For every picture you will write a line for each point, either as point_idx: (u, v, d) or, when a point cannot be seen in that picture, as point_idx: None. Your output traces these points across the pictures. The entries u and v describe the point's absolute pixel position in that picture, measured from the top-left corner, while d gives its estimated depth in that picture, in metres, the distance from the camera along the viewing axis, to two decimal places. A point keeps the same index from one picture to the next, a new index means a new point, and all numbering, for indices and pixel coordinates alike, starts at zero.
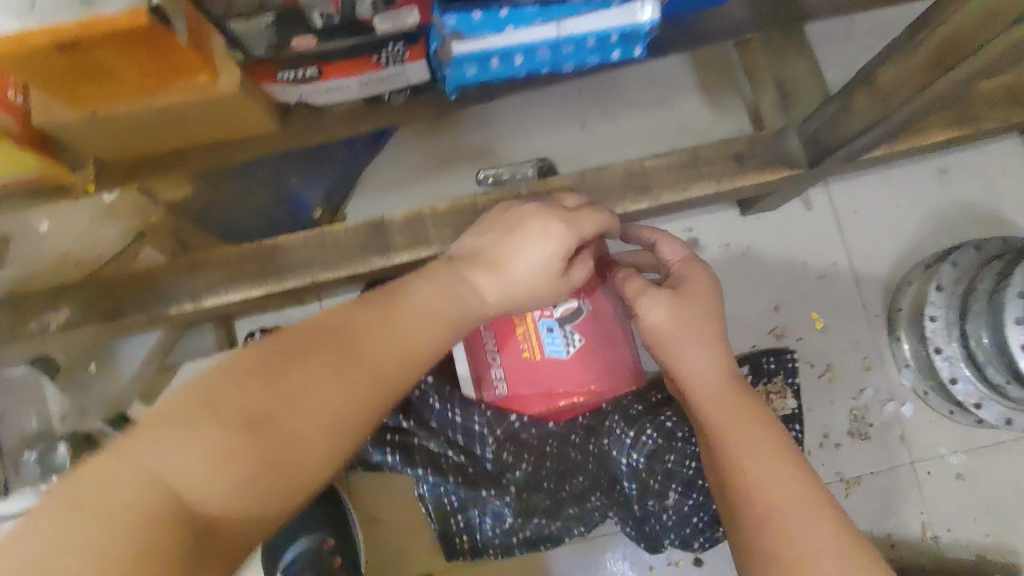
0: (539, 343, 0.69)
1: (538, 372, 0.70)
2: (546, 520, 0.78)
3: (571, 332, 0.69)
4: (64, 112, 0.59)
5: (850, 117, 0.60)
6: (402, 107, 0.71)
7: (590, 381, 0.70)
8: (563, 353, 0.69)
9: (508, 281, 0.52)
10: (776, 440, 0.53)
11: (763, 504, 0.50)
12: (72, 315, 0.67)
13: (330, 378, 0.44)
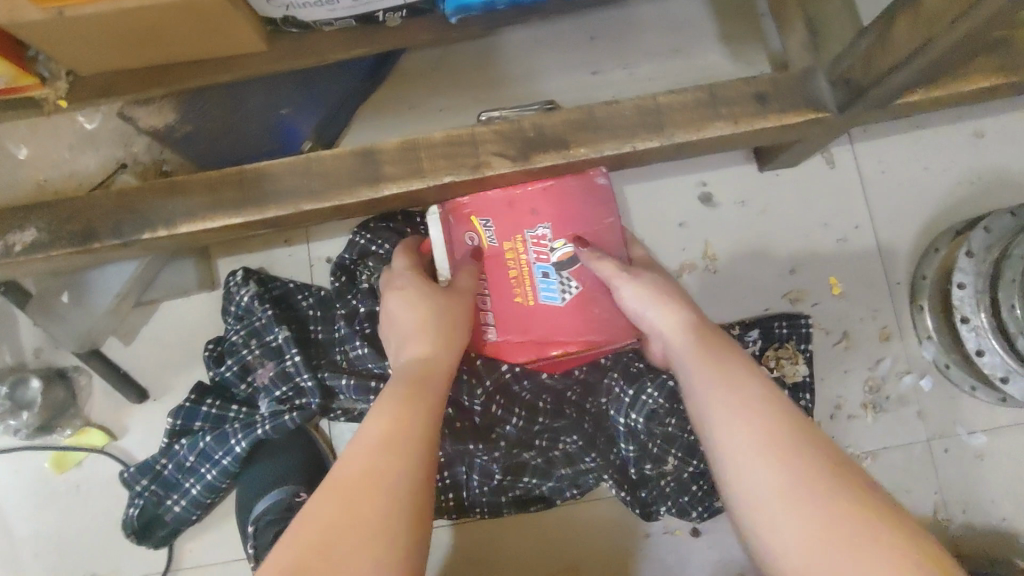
0: (534, 286, 0.65)
1: (533, 318, 0.65)
2: (537, 480, 0.75)
3: (567, 278, 0.65)
4: (28, 13, 0.53)
5: (889, 48, 0.54)
6: (399, 29, 0.66)
7: (588, 331, 0.65)
8: (558, 300, 0.65)
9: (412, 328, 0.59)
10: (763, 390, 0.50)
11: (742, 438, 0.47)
12: (39, 238, 0.61)
13: (353, 498, 0.44)
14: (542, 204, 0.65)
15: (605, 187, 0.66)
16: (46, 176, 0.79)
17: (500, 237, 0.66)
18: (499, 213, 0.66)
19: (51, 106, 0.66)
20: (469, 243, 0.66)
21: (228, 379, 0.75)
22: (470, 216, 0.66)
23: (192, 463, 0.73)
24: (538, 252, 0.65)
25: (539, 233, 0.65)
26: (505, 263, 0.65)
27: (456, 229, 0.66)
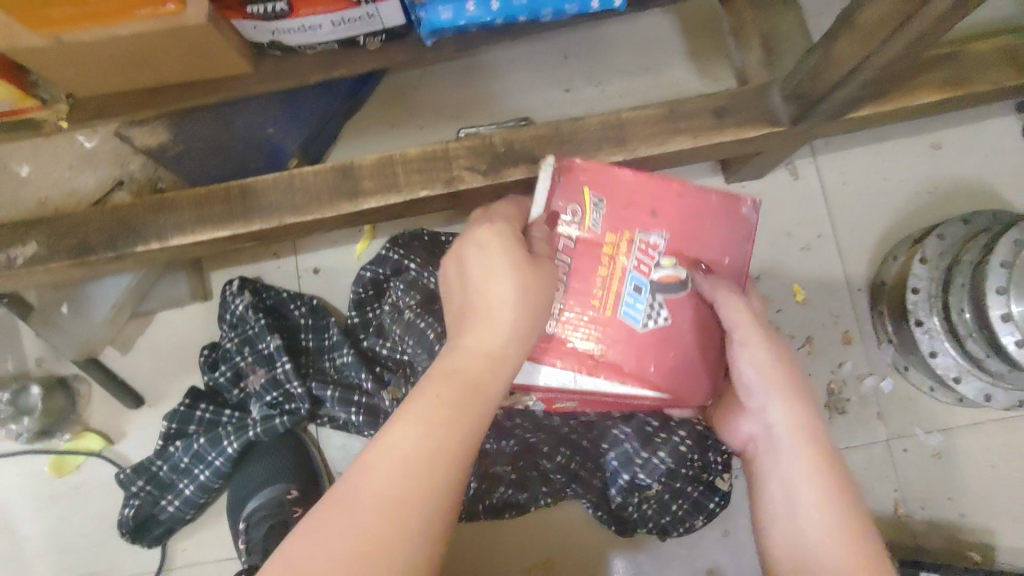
0: (616, 296, 0.52)
1: (604, 335, 0.52)
2: (513, 488, 0.78)
3: (660, 304, 0.53)
4: (26, 40, 0.57)
5: (832, 65, 0.58)
6: (377, 51, 0.70)
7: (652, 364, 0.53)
8: (639, 324, 0.52)
9: (484, 308, 0.46)
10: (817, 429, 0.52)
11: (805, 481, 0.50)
12: (40, 251, 0.65)
13: (377, 499, 0.39)
14: (671, 208, 0.54)
15: (750, 218, 0.55)
16: (48, 194, 0.83)
17: (604, 225, 0.53)
18: (615, 195, 0.53)
19: (51, 129, 0.69)
20: (568, 214, 0.52)
21: (221, 385, 0.78)
22: (580, 186, 0.53)
23: (185, 466, 0.76)
24: (643, 260, 0.53)
25: (650, 239, 0.53)
26: (595, 258, 0.52)
27: (558, 196, 0.53)
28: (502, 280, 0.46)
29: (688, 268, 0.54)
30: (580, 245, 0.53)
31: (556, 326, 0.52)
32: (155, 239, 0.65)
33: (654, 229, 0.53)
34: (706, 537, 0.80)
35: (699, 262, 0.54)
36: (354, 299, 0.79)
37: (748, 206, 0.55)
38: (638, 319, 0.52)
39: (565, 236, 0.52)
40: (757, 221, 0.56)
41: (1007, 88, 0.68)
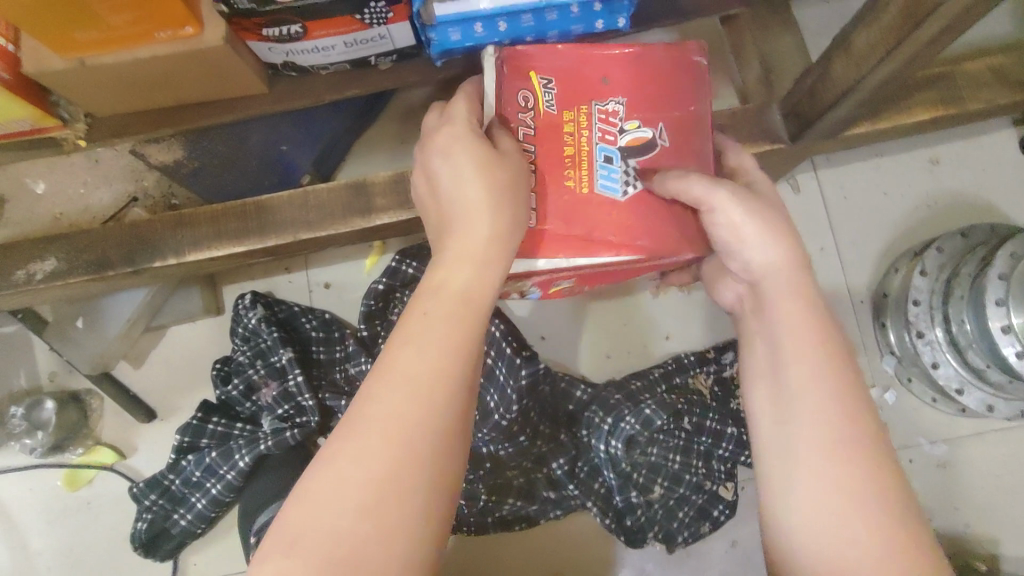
0: (589, 174, 0.47)
1: (585, 214, 0.47)
2: (522, 501, 0.78)
3: (635, 170, 0.48)
4: (52, 61, 0.60)
5: (831, 83, 0.59)
6: (389, 72, 0.72)
7: (645, 237, 0.47)
8: (618, 195, 0.47)
9: (459, 199, 0.44)
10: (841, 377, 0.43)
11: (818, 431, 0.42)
12: (59, 266, 0.66)
13: (390, 401, 0.38)
14: (620, 73, 0.49)
15: (701, 67, 0.51)
16: (62, 210, 0.84)
17: (558, 107, 0.48)
18: (562, 74, 0.48)
19: (71, 146, 0.71)
20: (523, 101, 0.47)
21: (233, 398, 0.79)
22: (527, 71, 0.47)
23: (197, 479, 0.76)
24: (605, 128, 0.48)
25: (609, 108, 0.48)
26: (559, 137, 0.47)
27: (506, 85, 0.47)
28: (472, 179, 0.44)
29: (654, 128, 0.49)
30: (539, 128, 0.47)
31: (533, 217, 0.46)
32: (173, 255, 0.66)
33: (609, 94, 0.49)
34: (713, 549, 0.81)
35: (660, 121, 0.49)
36: (365, 312, 0.80)
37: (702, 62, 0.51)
38: (617, 189, 0.47)
39: (522, 124, 0.47)
40: (711, 75, 0.52)
41: (1000, 105, 0.70)
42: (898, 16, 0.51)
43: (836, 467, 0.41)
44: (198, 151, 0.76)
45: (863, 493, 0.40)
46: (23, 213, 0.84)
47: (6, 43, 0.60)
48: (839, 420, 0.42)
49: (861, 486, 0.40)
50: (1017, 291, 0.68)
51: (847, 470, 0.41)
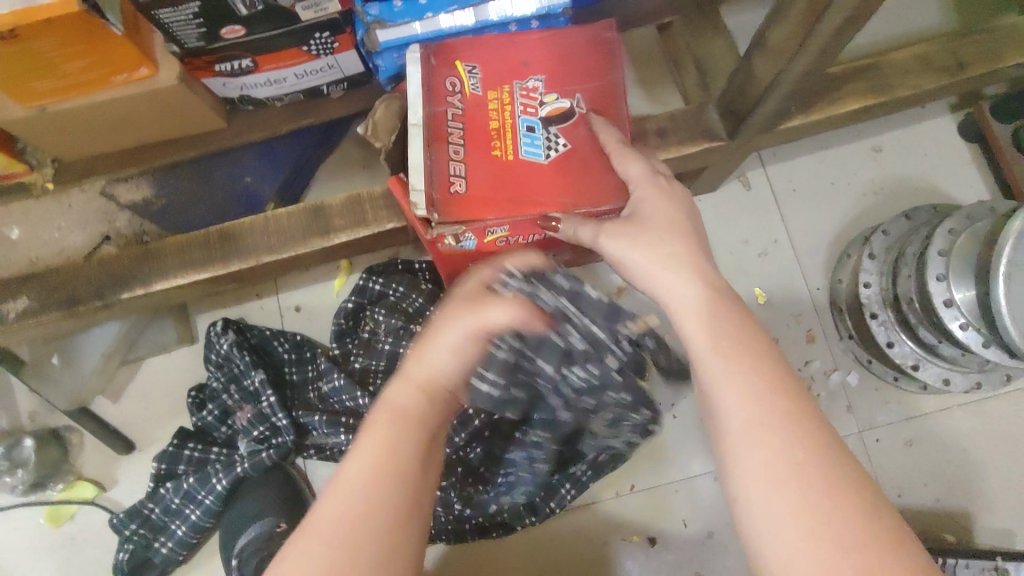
0: (513, 138, 0.58)
1: (514, 177, 0.57)
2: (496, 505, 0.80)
3: (556, 134, 0.59)
4: (16, 111, 0.63)
5: (755, 80, 0.62)
6: (341, 98, 0.75)
7: (563, 194, 0.57)
8: (542, 156, 0.58)
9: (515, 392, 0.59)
10: (753, 343, 0.46)
11: (731, 390, 0.44)
12: (31, 304, 0.69)
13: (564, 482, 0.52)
14: (538, 58, 0.60)
15: (612, 40, 0.61)
16: (38, 253, 0.87)
17: (484, 86, 0.59)
18: (486, 60, 0.60)
19: (38, 189, 0.73)
20: (450, 86, 0.58)
21: (209, 423, 0.81)
22: (454, 61, 0.59)
23: (177, 505, 0.77)
24: (528, 98, 0.59)
25: (531, 84, 0.60)
26: (486, 113, 0.58)
27: (437, 72, 0.59)
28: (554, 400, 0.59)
29: (572, 98, 0.60)
30: (467, 103, 0.58)
31: (463, 184, 0.56)
32: (138, 285, 0.69)
33: (530, 76, 0.60)
34: (691, 541, 0.82)
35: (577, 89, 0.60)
36: (335, 330, 0.82)
37: (612, 37, 0.62)
38: (542, 155, 0.58)
39: (451, 104, 0.58)
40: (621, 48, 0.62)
41: (927, 91, 0.74)
42: (802, 12, 0.54)
43: (748, 410, 0.43)
44: (166, 189, 0.84)
45: (792, 460, 0.40)
46: None
47: None
48: (761, 392, 0.43)
49: (793, 448, 0.41)
50: (957, 267, 0.71)
51: (775, 441, 0.41)
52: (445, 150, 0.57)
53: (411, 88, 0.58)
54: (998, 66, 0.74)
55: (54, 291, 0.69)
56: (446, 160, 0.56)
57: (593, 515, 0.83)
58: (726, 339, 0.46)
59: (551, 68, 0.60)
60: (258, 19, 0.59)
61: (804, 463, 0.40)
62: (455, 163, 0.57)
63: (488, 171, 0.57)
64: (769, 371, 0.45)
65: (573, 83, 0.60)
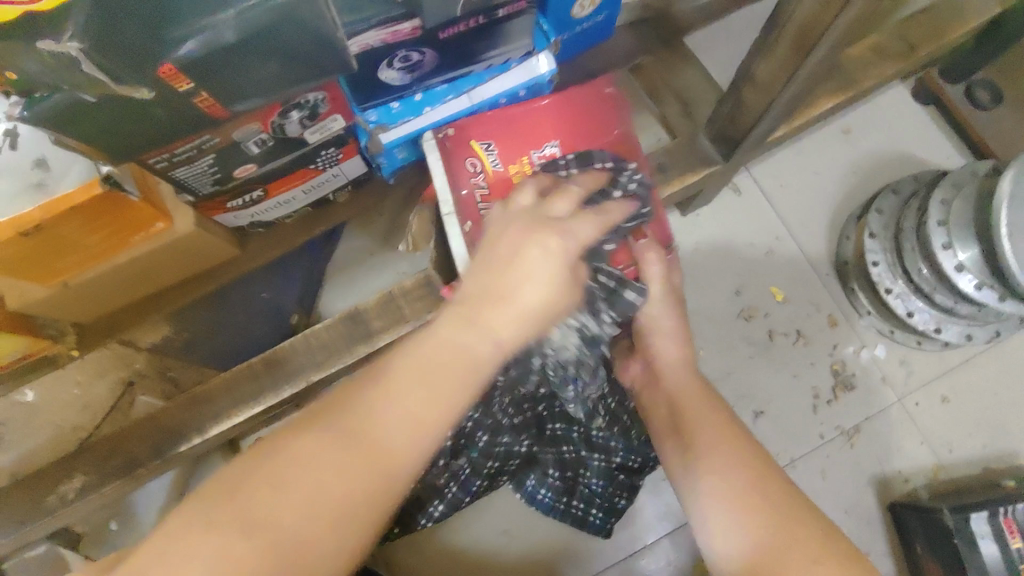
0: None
1: None
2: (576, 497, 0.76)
3: None
4: (37, 290, 0.61)
5: (746, 110, 0.66)
6: (348, 201, 0.76)
7: None
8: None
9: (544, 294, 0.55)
10: (726, 420, 0.55)
11: (714, 454, 0.52)
12: (86, 480, 0.66)
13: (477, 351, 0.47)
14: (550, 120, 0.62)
15: (614, 94, 0.63)
16: (61, 417, 0.82)
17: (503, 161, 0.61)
18: (501, 136, 0.61)
19: (64, 359, 0.71)
20: (472, 169, 0.60)
21: None
22: (468, 141, 0.61)
23: None
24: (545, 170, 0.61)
25: (548, 150, 0.61)
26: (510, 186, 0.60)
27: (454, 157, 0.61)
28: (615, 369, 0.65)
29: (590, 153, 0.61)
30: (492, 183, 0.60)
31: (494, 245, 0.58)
32: (195, 431, 0.67)
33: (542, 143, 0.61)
34: None
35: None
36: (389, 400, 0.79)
37: (626, 115, 0.63)
38: None
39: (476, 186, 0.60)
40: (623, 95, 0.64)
41: (889, 76, 0.78)
42: (787, 47, 0.57)
43: (730, 451, 0.52)
44: None
45: (760, 492, 0.48)
46: (21, 433, 0.82)
47: None
48: (723, 436, 0.53)
49: (766, 491, 0.48)
50: (957, 232, 0.76)
51: (740, 485, 0.49)
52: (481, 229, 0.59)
53: (435, 177, 0.61)
54: (942, 41, 0.79)
55: (108, 459, 0.67)
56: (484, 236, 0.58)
57: (680, 538, 0.83)
58: (701, 392, 0.58)
59: (563, 132, 0.62)
60: (269, 152, 0.60)
61: (761, 492, 0.48)
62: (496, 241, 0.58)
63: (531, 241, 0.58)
64: (741, 443, 0.53)
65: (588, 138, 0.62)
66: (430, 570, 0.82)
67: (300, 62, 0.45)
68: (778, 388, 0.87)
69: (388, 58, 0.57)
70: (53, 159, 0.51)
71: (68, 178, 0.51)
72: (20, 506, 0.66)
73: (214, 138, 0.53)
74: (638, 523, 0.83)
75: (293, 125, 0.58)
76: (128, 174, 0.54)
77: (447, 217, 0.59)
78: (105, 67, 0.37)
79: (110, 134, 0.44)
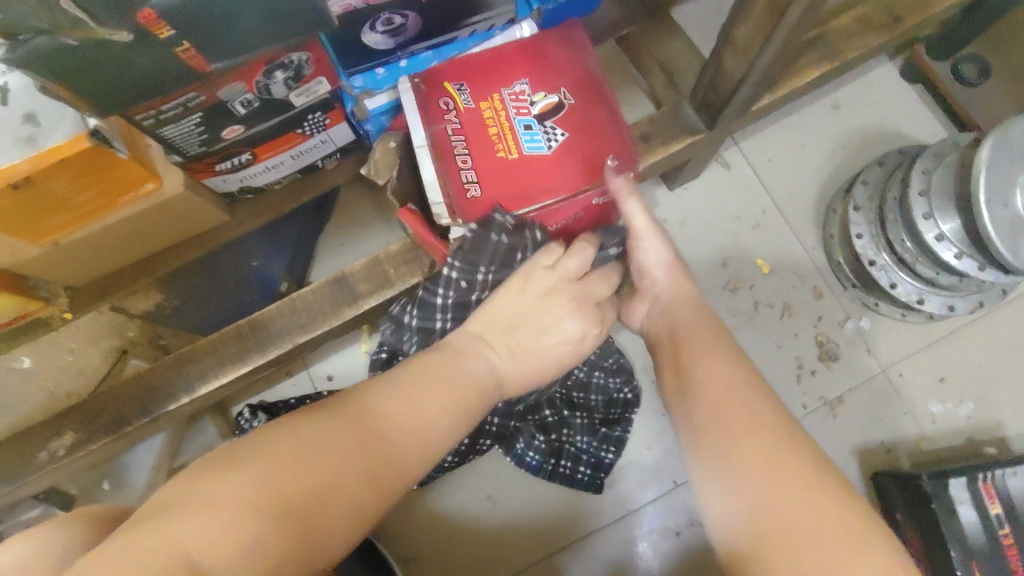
0: (514, 138, 0.61)
1: (513, 173, 0.60)
2: (567, 455, 0.82)
3: (552, 127, 0.62)
4: (27, 249, 0.63)
5: (726, 76, 0.66)
6: (335, 168, 0.77)
7: (572, 178, 0.61)
8: (543, 148, 0.61)
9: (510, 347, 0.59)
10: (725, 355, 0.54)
11: (726, 384, 0.51)
12: (77, 437, 0.68)
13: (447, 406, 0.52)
14: (519, 64, 0.64)
15: (580, 35, 0.67)
16: (56, 381, 0.83)
17: (475, 99, 0.62)
18: (472, 78, 0.63)
19: (56, 322, 0.72)
20: (445, 107, 0.61)
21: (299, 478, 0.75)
22: (442, 82, 0.62)
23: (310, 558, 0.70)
24: (515, 106, 0.62)
25: (519, 88, 0.63)
26: (480, 121, 0.61)
27: (429, 97, 0.62)
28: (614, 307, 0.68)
29: (558, 92, 0.63)
30: (463, 116, 0.61)
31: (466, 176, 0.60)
32: (181, 389, 0.69)
33: (513, 82, 0.63)
34: None
35: (574, 99, 0.63)
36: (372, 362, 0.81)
37: (591, 57, 0.66)
38: (541, 149, 0.61)
39: (449, 120, 0.61)
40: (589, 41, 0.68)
41: (873, 49, 0.79)
42: (763, 11, 0.58)
43: (737, 386, 0.51)
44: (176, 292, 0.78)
45: (767, 427, 0.48)
46: (16, 397, 0.83)
47: None
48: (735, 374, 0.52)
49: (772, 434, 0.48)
50: (938, 202, 0.77)
51: (743, 421, 0.48)
52: (452, 159, 0.60)
53: (410, 116, 0.60)
54: (927, 13, 0.79)
55: (97, 417, 0.68)
56: (457, 169, 0.60)
57: (663, 505, 0.84)
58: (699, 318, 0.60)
59: (530, 72, 0.64)
60: (255, 115, 0.61)
61: (790, 467, 0.45)
62: (466, 172, 0.60)
63: (498, 170, 0.60)
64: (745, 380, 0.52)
65: (557, 76, 0.64)
66: (419, 532, 0.84)
67: (279, 19, 0.46)
68: (763, 359, 0.88)
69: (371, 21, 0.58)
70: (41, 114, 0.53)
71: (55, 133, 0.53)
72: (10, 462, 0.67)
73: (199, 95, 0.54)
74: (622, 490, 0.84)
75: (278, 86, 0.59)
76: (114, 131, 0.56)
77: (419, 150, 0.60)
78: (82, 4, 0.38)
79: (91, 80, 0.45)
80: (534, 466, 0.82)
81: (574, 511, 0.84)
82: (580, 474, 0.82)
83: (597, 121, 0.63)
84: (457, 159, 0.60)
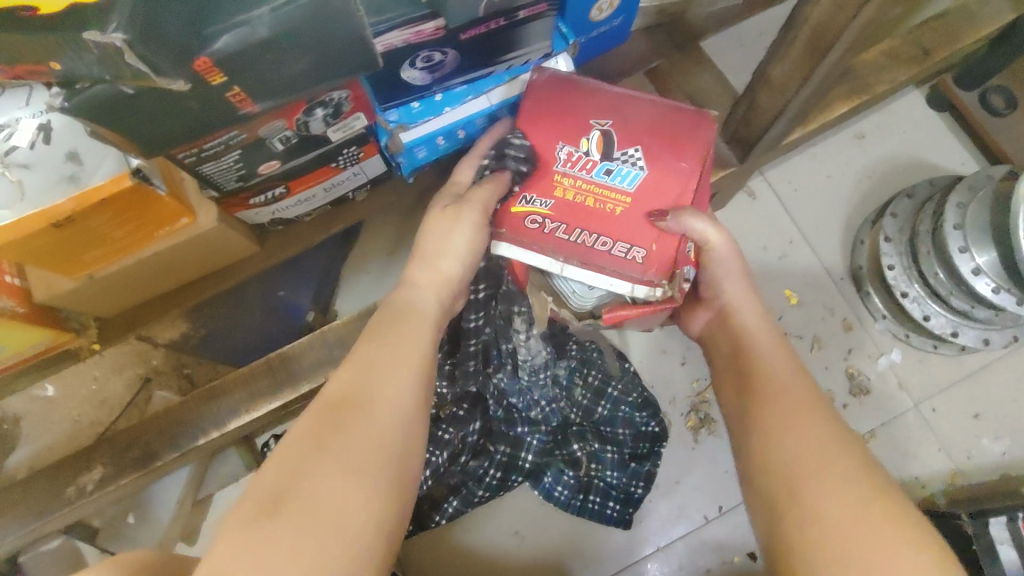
0: (611, 192, 0.54)
1: (640, 220, 0.53)
2: (599, 494, 0.80)
3: (623, 152, 0.54)
4: (63, 283, 0.63)
5: (761, 112, 0.66)
6: (366, 200, 0.77)
7: (682, 166, 0.54)
8: (640, 173, 0.54)
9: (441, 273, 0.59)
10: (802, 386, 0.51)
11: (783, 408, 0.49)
12: (106, 472, 0.67)
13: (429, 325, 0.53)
14: (546, 131, 0.55)
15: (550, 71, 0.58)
16: (80, 411, 0.83)
17: (547, 195, 0.54)
18: (528, 181, 0.54)
19: (87, 352, 0.74)
20: (538, 227, 0.54)
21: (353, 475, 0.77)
22: (510, 208, 0.54)
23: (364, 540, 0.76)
24: (583, 171, 0.54)
25: (565, 154, 0.55)
26: (574, 206, 0.54)
27: (514, 232, 0.54)
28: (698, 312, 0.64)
29: (593, 126, 0.55)
30: (561, 215, 0.53)
31: (619, 250, 0.53)
32: (211, 424, 0.68)
33: (553, 156, 0.55)
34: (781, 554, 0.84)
35: (609, 118, 0.55)
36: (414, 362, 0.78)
37: (581, 78, 0.58)
38: (636, 175, 0.54)
39: (552, 228, 0.53)
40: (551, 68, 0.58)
41: (903, 81, 0.79)
42: (803, 49, 0.58)
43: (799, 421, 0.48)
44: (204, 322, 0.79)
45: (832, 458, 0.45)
46: (40, 426, 0.83)
47: (14, 278, 0.62)
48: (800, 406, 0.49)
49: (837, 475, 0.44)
50: (973, 235, 0.76)
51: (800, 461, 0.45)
52: (597, 252, 0.53)
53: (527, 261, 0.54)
54: (956, 47, 0.79)
55: (125, 452, 0.68)
56: (612, 254, 0.53)
57: (691, 541, 0.82)
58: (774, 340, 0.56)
59: (555, 138, 0.55)
60: (293, 150, 0.61)
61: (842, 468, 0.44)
62: (615, 250, 0.53)
63: (633, 225, 0.53)
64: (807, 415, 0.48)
65: (574, 119, 0.55)
66: (444, 567, 0.82)
67: (329, 62, 0.46)
68: None
69: (410, 58, 0.58)
70: (84, 153, 0.53)
71: (97, 171, 0.53)
72: (39, 498, 0.67)
73: (241, 133, 0.54)
74: (652, 524, 0.83)
75: (317, 123, 0.59)
76: (156, 169, 0.56)
77: (563, 271, 0.53)
78: (147, 57, 0.37)
79: (142, 120, 0.44)
80: (562, 501, 0.81)
81: (601, 547, 0.82)
82: (613, 510, 0.81)
83: (646, 114, 0.56)
84: (592, 246, 0.53)
